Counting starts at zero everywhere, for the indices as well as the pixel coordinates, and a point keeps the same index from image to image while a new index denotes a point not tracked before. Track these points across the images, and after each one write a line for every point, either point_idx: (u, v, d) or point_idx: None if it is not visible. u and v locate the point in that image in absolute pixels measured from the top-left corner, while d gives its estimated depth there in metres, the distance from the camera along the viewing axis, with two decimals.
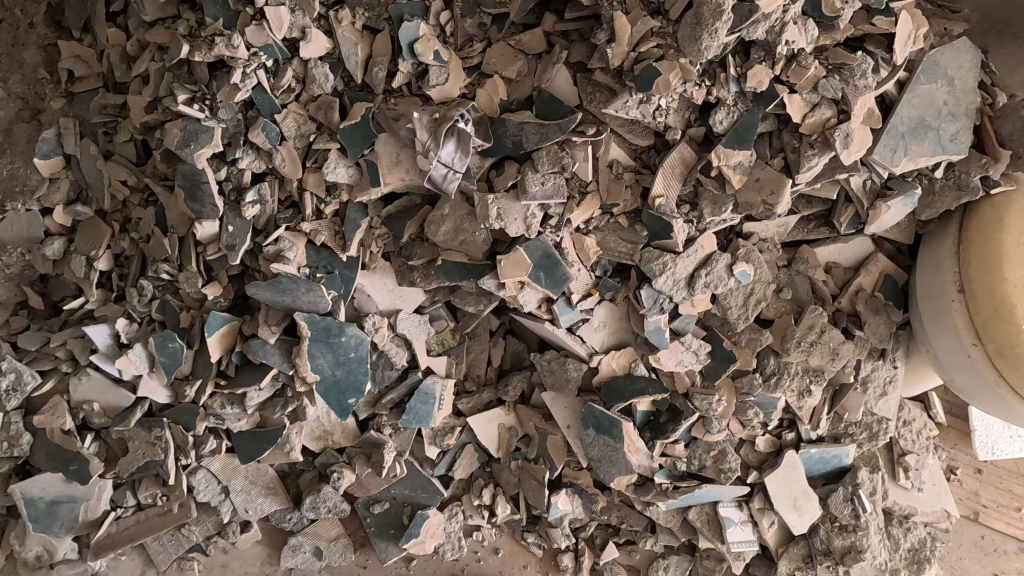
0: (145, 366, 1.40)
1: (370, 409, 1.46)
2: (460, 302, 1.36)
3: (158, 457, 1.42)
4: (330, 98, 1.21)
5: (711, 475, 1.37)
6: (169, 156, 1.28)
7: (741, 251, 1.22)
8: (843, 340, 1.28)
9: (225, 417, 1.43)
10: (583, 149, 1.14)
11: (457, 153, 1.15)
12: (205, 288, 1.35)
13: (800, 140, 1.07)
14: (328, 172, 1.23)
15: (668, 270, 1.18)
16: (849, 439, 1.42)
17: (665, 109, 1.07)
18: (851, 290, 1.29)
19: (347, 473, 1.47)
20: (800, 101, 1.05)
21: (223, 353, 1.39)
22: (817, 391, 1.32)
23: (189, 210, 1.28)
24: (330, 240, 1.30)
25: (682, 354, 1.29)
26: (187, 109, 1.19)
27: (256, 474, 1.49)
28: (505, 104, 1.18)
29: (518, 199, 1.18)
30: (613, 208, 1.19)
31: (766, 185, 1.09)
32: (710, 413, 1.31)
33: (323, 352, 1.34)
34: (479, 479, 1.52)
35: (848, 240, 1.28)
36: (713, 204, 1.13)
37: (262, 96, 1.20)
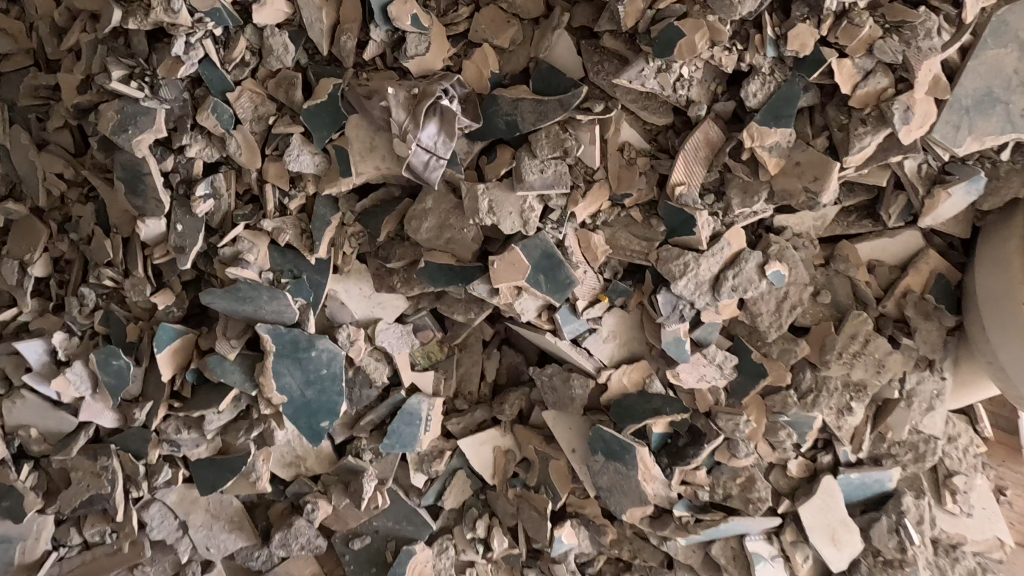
0: (88, 387, 1.22)
1: (348, 432, 1.29)
2: (448, 310, 1.19)
3: (105, 490, 1.25)
4: (291, 73, 1.03)
5: (738, 506, 1.19)
6: (107, 143, 1.10)
7: (773, 248, 1.05)
8: (889, 350, 1.11)
9: (182, 443, 1.26)
10: (589, 129, 0.97)
11: (441, 136, 0.98)
12: (153, 297, 1.17)
13: (850, 115, 0.90)
14: (290, 160, 1.05)
15: (690, 271, 1.01)
16: (892, 461, 1.25)
17: (688, 80, 0.91)
18: (897, 293, 1.12)
19: (321, 505, 1.28)
20: (850, 67, 0.87)
21: (177, 371, 1.21)
22: (859, 409, 1.14)
23: (131, 206, 1.10)
24: (296, 240, 1.12)
25: (704, 369, 1.12)
26: (122, 87, 1.02)
27: (218, 507, 1.31)
28: (497, 78, 1.01)
29: (512, 189, 1.00)
30: (625, 199, 1.01)
31: (809, 170, 0.91)
32: (737, 434, 1.14)
33: (291, 369, 1.16)
34: (472, 509, 1.34)
35: (894, 234, 1.09)
36: (744, 192, 0.95)
37: (211, 72, 1.02)
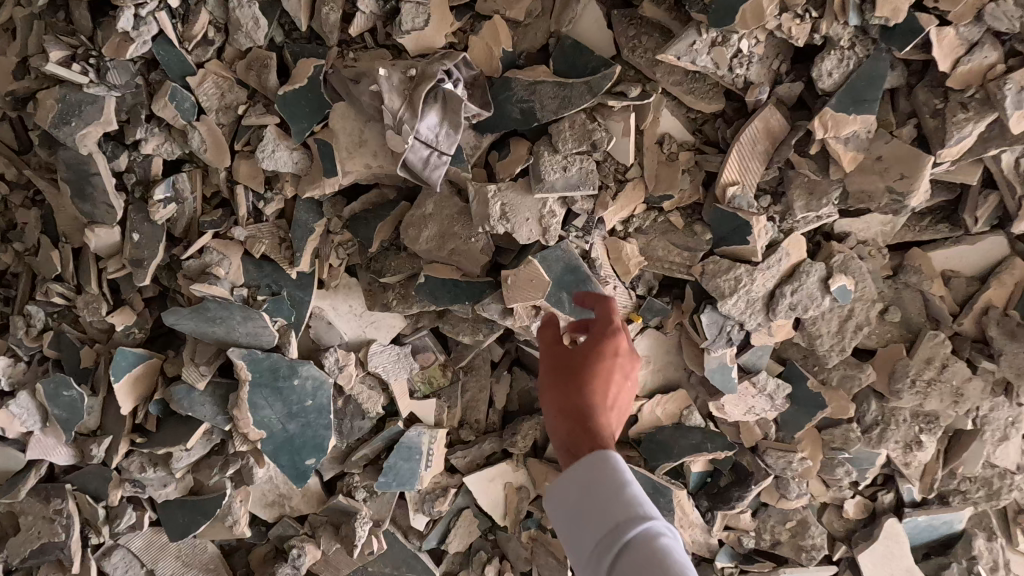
0: (36, 421, 1.06)
1: (337, 468, 1.12)
2: (452, 331, 1.03)
3: (58, 538, 1.09)
4: (264, 52, 0.86)
5: (788, 554, 1.04)
6: (49, 138, 0.93)
7: (837, 258, 0.88)
8: (969, 376, 0.94)
9: (147, 484, 1.09)
10: (622, 118, 0.81)
11: (443, 126, 0.81)
12: (110, 317, 1.01)
13: (945, 98, 0.73)
14: (264, 158, 0.88)
15: (742, 287, 0.85)
16: (962, 499, 1.09)
17: (747, 56, 0.75)
18: (977, 309, 0.94)
19: (309, 550, 1.13)
20: (953, 37, 0.71)
21: (139, 402, 1.05)
22: (930, 443, 0.99)
23: (78, 212, 0.94)
24: (274, 251, 0.96)
25: (752, 399, 0.95)
26: (62, 70, 0.85)
27: (192, 552, 1.15)
28: (511, 57, 0.84)
29: (529, 190, 0.84)
30: (663, 202, 0.85)
31: (895, 166, 0.75)
32: (787, 473, 0.98)
33: (270, 401, 1.00)
34: (481, 552, 1.19)
35: (976, 241, 0.92)
36: (809, 194, 0.79)
37: (166, 51, 0.85)
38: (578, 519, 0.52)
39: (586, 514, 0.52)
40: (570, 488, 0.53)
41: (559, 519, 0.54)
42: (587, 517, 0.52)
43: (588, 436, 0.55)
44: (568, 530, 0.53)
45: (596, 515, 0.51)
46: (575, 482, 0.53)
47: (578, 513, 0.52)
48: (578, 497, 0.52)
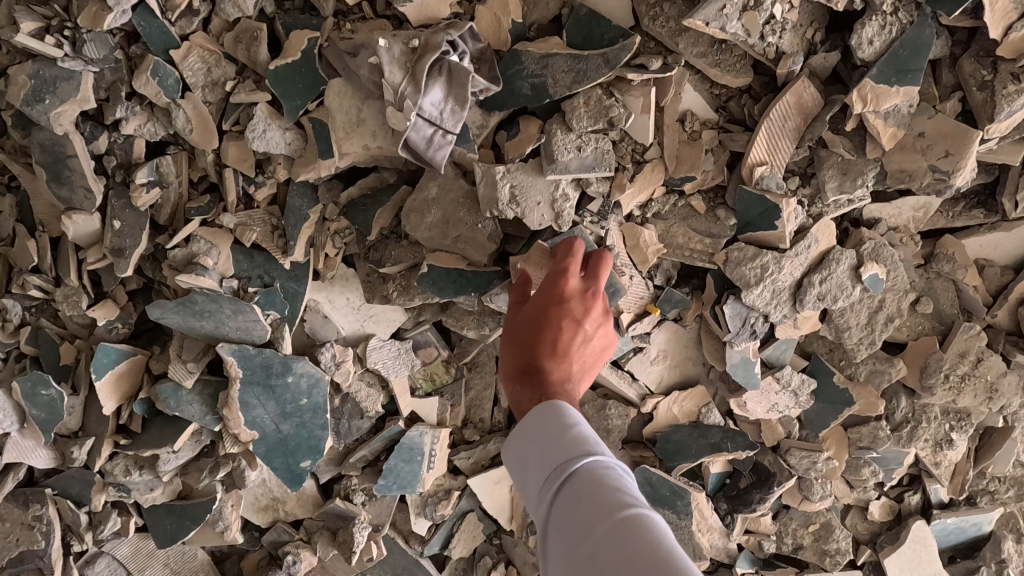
0: (12, 423, 0.99)
1: (335, 469, 1.07)
2: (456, 324, 0.97)
3: (37, 546, 1.02)
4: (254, 23, 0.80)
5: (810, 559, 0.99)
6: (22, 118, 0.86)
7: (867, 245, 0.83)
8: (1003, 370, 0.90)
9: (132, 488, 1.03)
10: (642, 93, 0.75)
11: (448, 103, 0.75)
12: (91, 311, 0.94)
13: (994, 69, 0.68)
14: (254, 138, 0.82)
15: (768, 277, 0.79)
16: (990, 500, 1.04)
17: (781, 23, 0.69)
18: (1011, 299, 0.89)
19: (305, 556, 1.07)
20: (1005, 0, 0.65)
21: (123, 401, 0.99)
22: (961, 441, 0.94)
23: (54, 198, 0.87)
24: (266, 239, 0.90)
25: (775, 396, 0.90)
26: (34, 43, 0.78)
27: (181, 559, 1.09)
28: (521, 29, 0.78)
29: (541, 172, 0.78)
30: (684, 184, 0.79)
31: (937, 143, 0.71)
32: (810, 474, 0.93)
33: (263, 399, 0.94)
34: (485, 558, 1.13)
35: (1011, 227, 0.87)
36: (843, 174, 0.74)
37: (148, 22, 0.78)
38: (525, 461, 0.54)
39: (532, 455, 0.52)
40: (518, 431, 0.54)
41: (512, 466, 0.55)
42: (531, 456, 0.52)
43: (537, 383, 0.56)
44: (519, 472, 0.54)
45: (540, 454, 0.52)
46: (523, 425, 0.54)
47: (525, 452, 0.53)
48: (523, 436, 0.54)
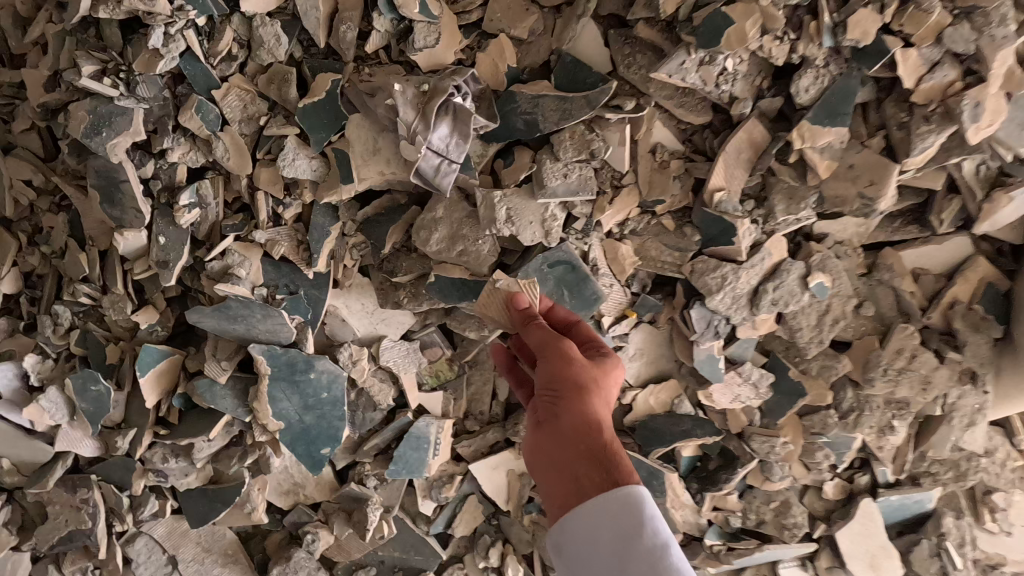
0: (64, 414, 1.11)
1: (350, 457, 1.18)
2: (459, 326, 1.10)
3: (84, 526, 1.14)
4: (285, 68, 0.92)
5: (772, 533, 1.11)
6: (79, 148, 0.99)
7: (815, 258, 0.96)
8: (936, 365, 1.04)
9: (169, 474, 1.15)
10: (618, 129, 0.88)
11: (453, 137, 0.88)
12: (135, 315, 1.07)
13: (910, 112, 0.81)
14: (285, 165, 0.94)
15: (728, 284, 0.92)
16: (932, 481, 1.16)
17: (732, 74, 0.82)
18: (943, 304, 1.02)
19: (323, 535, 1.20)
20: (915, 58, 0.78)
21: (163, 396, 1.11)
22: (902, 427, 1.07)
23: (106, 217, 0.99)
24: (292, 252, 1.02)
25: (738, 388, 1.03)
26: (94, 84, 0.91)
27: (211, 539, 1.21)
28: (515, 73, 0.91)
29: (533, 196, 0.91)
30: (656, 205, 0.93)
31: (866, 173, 0.83)
32: (770, 457, 1.06)
33: (288, 393, 1.06)
34: (485, 537, 1.26)
35: (942, 241, 1.01)
36: (789, 199, 0.87)
37: (194, 66, 0.91)
38: (598, 537, 0.65)
39: (610, 536, 0.64)
40: (601, 510, 0.65)
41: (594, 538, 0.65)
42: (612, 539, 0.64)
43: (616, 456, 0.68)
44: (586, 544, 0.65)
45: (621, 537, 0.64)
46: (619, 522, 0.64)
47: (607, 535, 0.64)
48: (608, 520, 0.64)
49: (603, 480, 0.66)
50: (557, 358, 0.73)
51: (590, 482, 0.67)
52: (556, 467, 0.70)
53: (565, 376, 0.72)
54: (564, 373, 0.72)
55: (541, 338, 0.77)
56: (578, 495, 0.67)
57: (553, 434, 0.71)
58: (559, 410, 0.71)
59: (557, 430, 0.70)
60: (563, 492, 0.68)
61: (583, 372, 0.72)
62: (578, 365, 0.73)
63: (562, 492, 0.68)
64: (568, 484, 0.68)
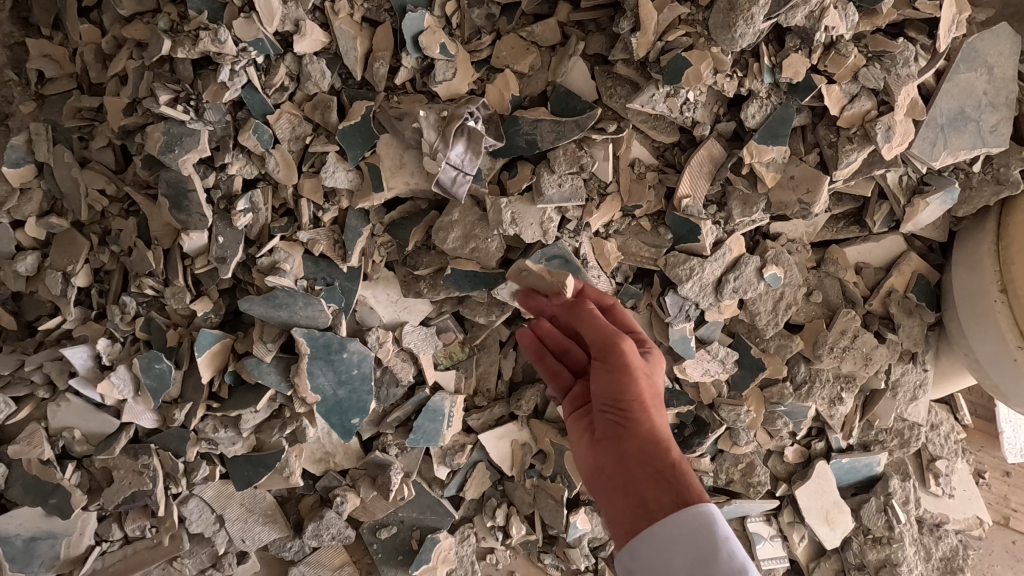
0: (129, 390, 1.26)
1: (374, 428, 1.35)
2: (470, 313, 1.28)
3: (146, 487, 1.28)
4: (327, 97, 1.12)
5: (739, 489, 1.31)
6: (152, 161, 1.17)
7: (771, 253, 1.16)
8: (875, 344, 1.23)
9: (218, 442, 1.30)
10: (602, 147, 1.08)
11: (467, 154, 1.07)
12: (193, 305, 1.23)
13: (838, 133, 1.09)
14: (327, 176, 1.14)
15: (695, 275, 1.12)
16: (879, 446, 1.37)
17: (693, 103, 1.06)
18: (883, 292, 1.24)
19: (350, 497, 1.35)
20: (838, 93, 1.06)
21: (216, 373, 1.27)
22: (849, 398, 1.26)
23: (174, 220, 1.16)
24: (330, 250, 1.20)
25: (707, 363, 1.22)
26: (170, 110, 1.09)
27: (253, 501, 1.36)
28: (518, 100, 1.10)
29: (533, 202, 1.10)
30: (636, 209, 1.13)
31: (802, 183, 1.10)
32: (737, 424, 1.25)
33: (324, 370, 1.23)
34: (491, 500, 1.43)
35: (877, 240, 1.23)
36: (744, 203, 1.11)
37: (252, 96, 1.10)
38: (676, 554, 0.75)
39: (687, 553, 0.74)
40: (679, 527, 0.75)
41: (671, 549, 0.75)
42: (690, 555, 0.74)
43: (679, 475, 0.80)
44: (663, 560, 0.75)
45: (699, 554, 0.74)
46: (690, 534, 0.75)
47: (685, 552, 0.74)
48: (686, 538, 0.75)
49: (674, 495, 0.78)
50: (626, 374, 0.85)
51: (661, 500, 0.79)
52: (628, 483, 0.82)
53: (634, 393, 0.85)
54: (633, 390, 0.85)
55: (598, 335, 0.88)
56: (653, 512, 0.78)
57: (623, 449, 0.84)
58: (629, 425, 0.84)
59: (629, 448, 0.83)
60: (636, 506, 0.80)
61: (648, 388, 0.86)
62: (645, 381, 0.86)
63: (633, 506, 0.80)
64: (640, 499, 0.79)
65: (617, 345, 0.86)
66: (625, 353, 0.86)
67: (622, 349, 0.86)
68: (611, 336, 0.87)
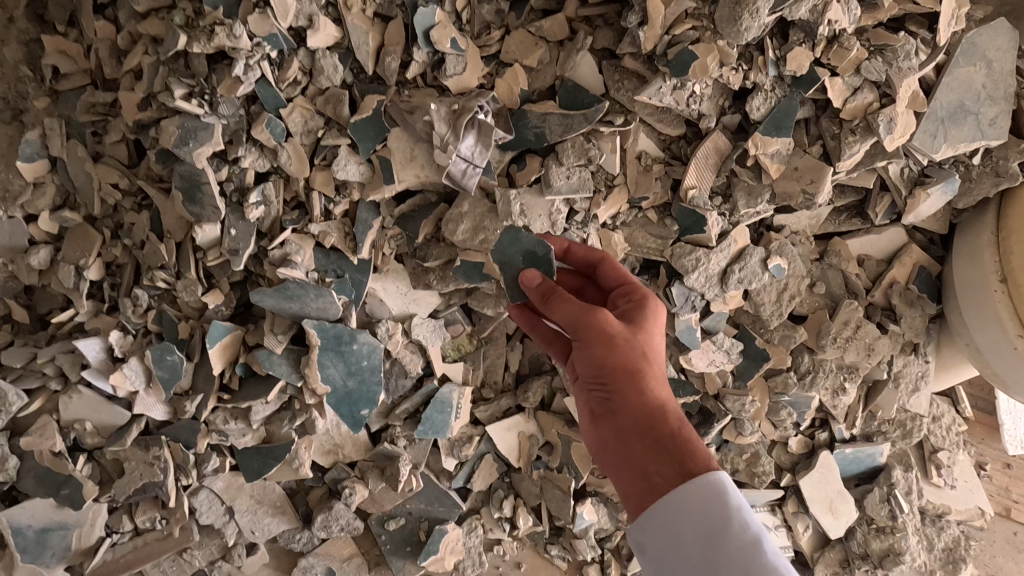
0: (141, 381, 1.23)
1: (383, 420, 1.36)
2: (478, 305, 1.30)
3: (157, 478, 1.25)
4: (340, 90, 1.15)
5: (744, 480, 1.34)
6: (165, 155, 1.18)
7: (774, 244, 1.20)
8: (878, 335, 1.26)
9: (228, 434, 1.28)
10: (610, 140, 1.12)
11: (477, 146, 1.10)
12: (205, 297, 1.22)
13: (840, 126, 1.13)
14: (338, 169, 1.15)
15: (701, 266, 1.16)
16: (882, 437, 1.40)
17: (699, 96, 1.10)
18: (885, 283, 1.27)
19: (359, 489, 1.34)
20: (840, 86, 1.10)
21: (226, 364, 1.25)
22: (851, 389, 1.30)
23: (186, 214, 1.17)
24: (340, 242, 1.21)
25: (712, 354, 1.24)
26: (184, 104, 1.10)
27: (262, 493, 1.33)
28: (526, 94, 1.14)
29: (541, 194, 1.14)
30: (642, 201, 1.17)
31: (806, 173, 1.14)
32: (741, 414, 1.28)
33: (335, 361, 1.24)
34: (498, 491, 1.44)
35: (880, 232, 1.25)
36: (749, 194, 1.15)
37: (265, 90, 1.12)
38: (685, 526, 0.76)
39: (698, 521, 0.76)
40: (686, 498, 0.77)
41: (682, 518, 0.77)
42: (701, 527, 0.76)
43: (676, 444, 0.81)
44: (671, 532, 0.77)
45: (710, 525, 0.75)
46: (698, 499, 0.77)
47: (695, 524, 0.76)
48: (696, 509, 0.76)
49: (676, 468, 0.79)
50: (605, 349, 0.83)
51: (664, 472, 0.80)
52: (628, 459, 0.82)
53: (617, 367, 0.83)
54: (616, 364, 0.83)
55: (575, 320, 0.86)
56: (657, 485, 0.79)
57: (618, 424, 0.84)
58: (620, 398, 0.83)
59: (624, 422, 0.83)
60: (638, 481, 0.81)
61: (630, 356, 0.84)
62: (627, 351, 0.84)
63: (635, 480, 0.81)
64: (641, 473, 0.81)
65: (589, 323, 0.84)
66: (598, 331, 0.84)
67: (599, 325, 0.84)
68: (583, 317, 0.85)
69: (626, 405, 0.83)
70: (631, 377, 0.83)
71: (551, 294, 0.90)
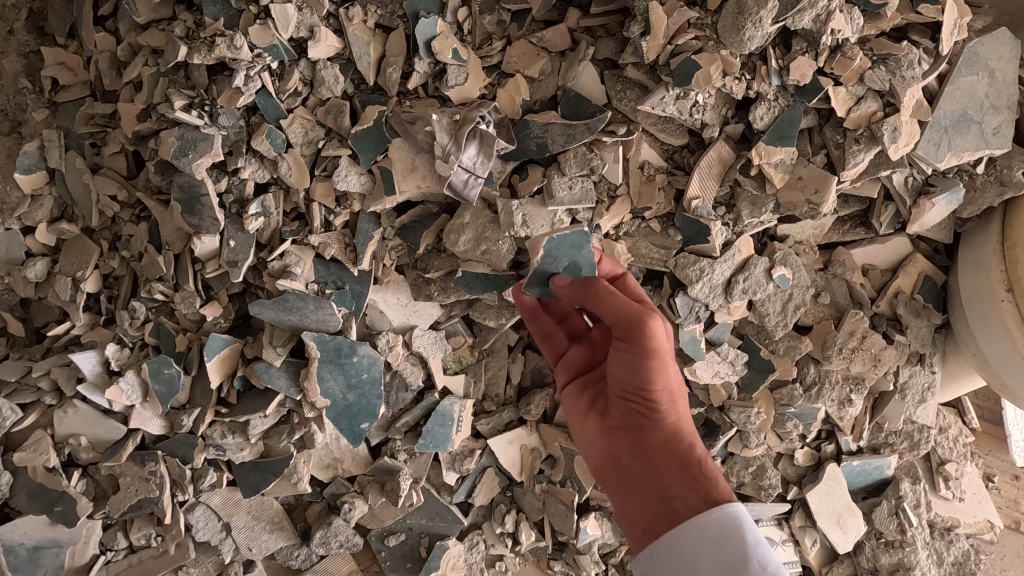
0: (138, 395, 1.21)
1: (383, 434, 1.33)
2: (480, 316, 1.28)
3: (152, 494, 1.21)
4: (340, 101, 1.14)
5: (751, 493, 1.32)
6: (165, 166, 1.17)
7: (778, 254, 1.20)
8: (884, 345, 1.26)
9: (226, 448, 1.24)
10: (612, 150, 1.13)
11: (479, 157, 1.10)
12: (203, 309, 1.20)
13: (844, 135, 1.13)
14: (339, 180, 1.15)
15: (705, 276, 1.16)
16: (889, 449, 1.38)
17: (702, 105, 1.10)
18: (890, 293, 1.27)
19: (359, 504, 1.31)
20: (843, 95, 1.11)
21: (224, 378, 1.22)
22: (858, 400, 1.28)
23: (185, 225, 1.15)
24: (341, 254, 1.20)
25: (717, 365, 1.24)
26: (185, 115, 1.09)
27: (260, 508, 1.30)
28: (528, 104, 1.14)
29: (543, 205, 1.14)
30: (645, 211, 1.17)
31: (808, 183, 1.14)
32: (747, 427, 1.27)
33: (334, 374, 1.22)
34: (500, 506, 1.42)
35: (884, 241, 1.26)
36: (753, 205, 1.15)
37: (267, 101, 1.12)
38: (698, 560, 0.76)
39: (716, 554, 0.75)
40: (702, 527, 0.77)
41: (695, 546, 0.77)
42: (715, 563, 0.75)
43: (699, 470, 0.83)
44: (685, 564, 0.77)
45: (724, 560, 0.75)
46: (712, 529, 0.76)
47: (711, 560, 0.75)
48: (709, 545, 0.76)
49: (699, 495, 0.80)
50: (656, 363, 0.84)
51: (687, 498, 0.80)
52: (652, 479, 0.84)
53: (661, 383, 0.85)
54: (657, 379, 0.85)
55: (629, 323, 0.85)
56: (677, 511, 0.80)
57: (645, 442, 0.86)
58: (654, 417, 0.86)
59: (652, 441, 0.85)
60: (658, 503, 0.82)
61: (669, 373, 0.86)
62: (669, 369, 0.85)
63: (655, 503, 0.82)
64: (663, 495, 0.82)
65: (645, 331, 0.84)
66: (650, 341, 0.84)
67: (654, 335, 0.84)
68: (639, 321, 0.85)
69: (658, 427, 0.86)
70: (666, 396, 0.86)
71: (601, 290, 0.91)
